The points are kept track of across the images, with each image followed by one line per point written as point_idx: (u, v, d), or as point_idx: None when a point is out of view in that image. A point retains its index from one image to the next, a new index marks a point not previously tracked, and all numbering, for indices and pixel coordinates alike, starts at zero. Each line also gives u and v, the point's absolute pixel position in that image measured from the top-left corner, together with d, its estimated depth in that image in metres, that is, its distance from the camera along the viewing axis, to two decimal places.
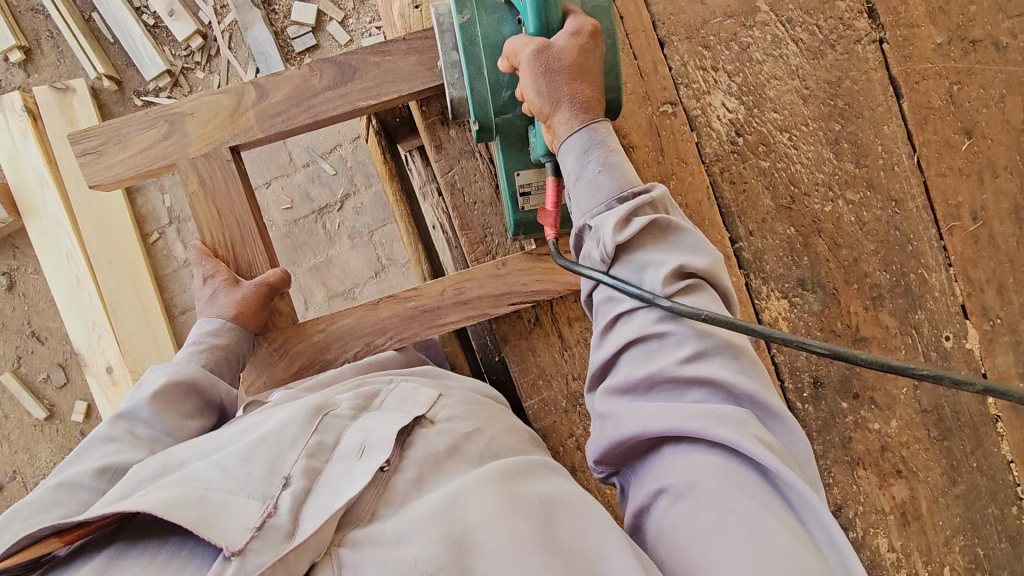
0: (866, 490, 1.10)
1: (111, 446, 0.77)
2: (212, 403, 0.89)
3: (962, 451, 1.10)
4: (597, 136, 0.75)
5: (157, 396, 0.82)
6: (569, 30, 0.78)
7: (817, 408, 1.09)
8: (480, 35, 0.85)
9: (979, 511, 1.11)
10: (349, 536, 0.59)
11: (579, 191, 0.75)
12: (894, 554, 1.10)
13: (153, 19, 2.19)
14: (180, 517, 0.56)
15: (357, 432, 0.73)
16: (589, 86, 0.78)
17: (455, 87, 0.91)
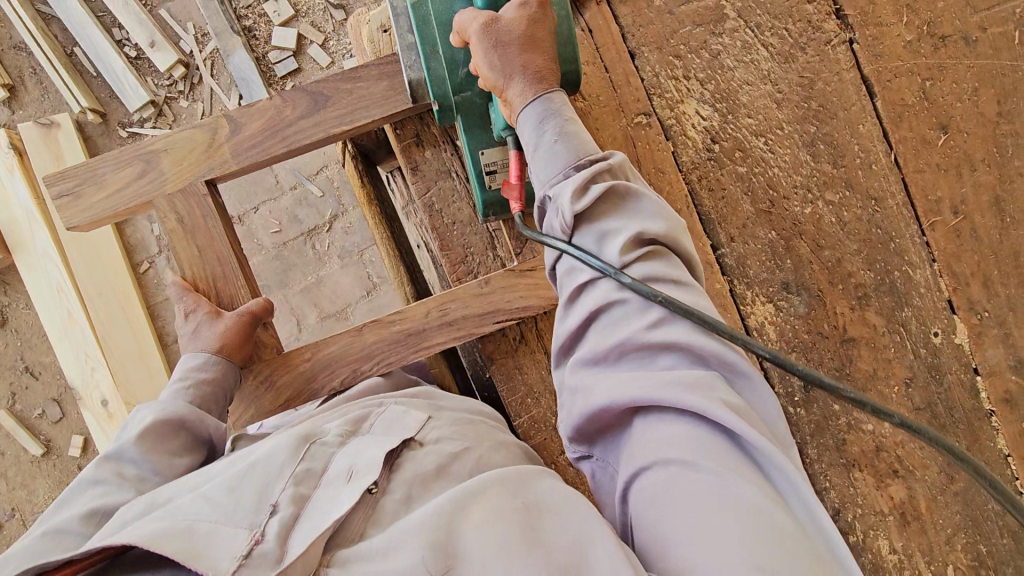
0: (864, 492, 1.09)
1: (100, 488, 0.75)
2: (200, 438, 0.87)
3: (957, 447, 1.09)
4: (552, 106, 0.76)
5: (144, 437, 0.81)
6: (517, 1, 0.78)
7: (809, 412, 1.09)
8: (432, 14, 0.85)
9: (979, 508, 1.10)
10: (338, 556, 0.59)
11: (537, 162, 0.75)
12: (896, 555, 1.09)
13: (135, 51, 2.21)
14: (168, 548, 0.56)
15: (346, 456, 0.73)
16: (541, 56, 0.78)
17: (413, 69, 0.93)
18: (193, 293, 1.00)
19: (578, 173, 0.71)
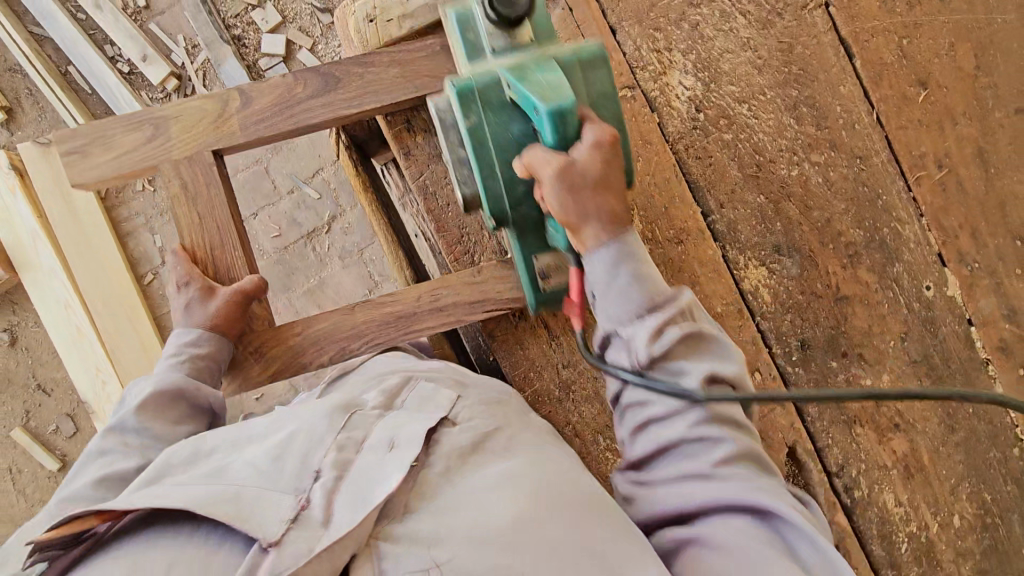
0: (866, 447, 1.11)
1: (107, 459, 0.80)
2: (202, 409, 0.91)
3: (956, 397, 1.11)
4: (628, 249, 0.75)
5: (144, 408, 0.85)
6: (590, 145, 0.74)
7: (808, 370, 1.09)
8: (490, 137, 0.81)
9: (981, 457, 1.11)
10: (387, 532, 0.61)
11: (607, 300, 0.76)
12: (902, 508, 1.11)
13: (127, 66, 2.23)
14: (220, 513, 0.59)
15: (384, 428, 0.73)
16: (613, 195, 0.76)
17: (465, 184, 0.89)
18: (186, 266, 1.01)
19: (654, 321, 0.73)
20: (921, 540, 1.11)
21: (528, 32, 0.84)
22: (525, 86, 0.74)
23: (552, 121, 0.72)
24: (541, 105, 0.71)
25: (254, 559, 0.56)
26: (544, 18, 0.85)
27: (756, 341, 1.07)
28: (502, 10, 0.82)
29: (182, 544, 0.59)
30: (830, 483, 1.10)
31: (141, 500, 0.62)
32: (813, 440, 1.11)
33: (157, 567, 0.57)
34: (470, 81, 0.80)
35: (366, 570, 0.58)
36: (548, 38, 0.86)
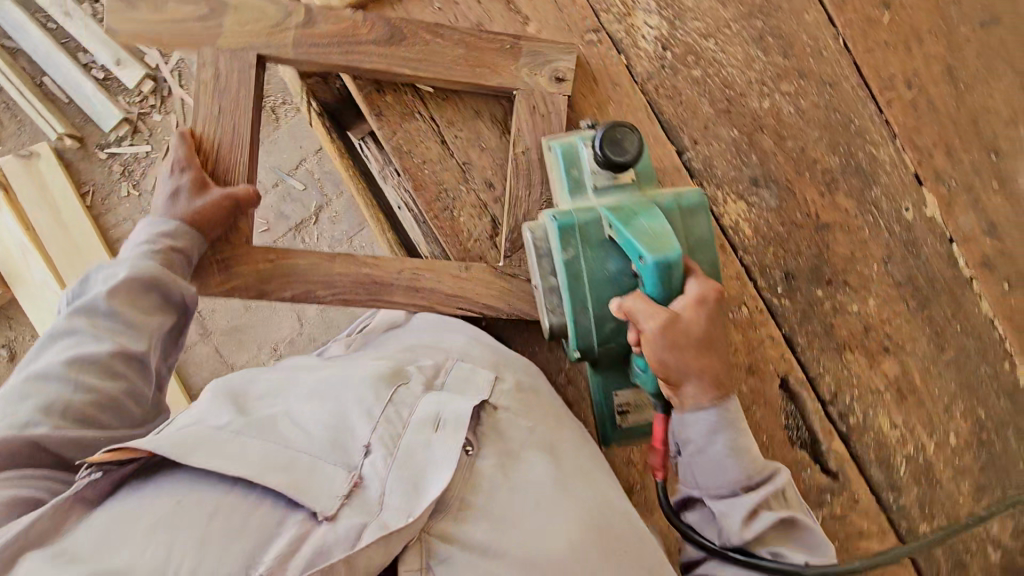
0: (858, 373, 1.11)
1: (74, 338, 0.81)
2: (174, 303, 0.90)
3: (943, 316, 1.11)
4: (727, 420, 0.82)
5: (113, 294, 0.84)
6: (693, 299, 0.80)
7: (794, 301, 1.10)
8: (585, 272, 0.86)
9: (973, 374, 1.12)
10: (435, 528, 0.67)
11: (699, 465, 0.83)
12: (897, 430, 1.11)
13: (103, 73, 2.23)
14: (277, 480, 0.64)
15: (430, 400, 0.77)
16: (711, 352, 0.82)
17: (553, 312, 0.92)
18: (184, 149, 0.99)
19: (750, 500, 0.81)
20: (918, 461, 1.12)
21: (631, 175, 0.90)
22: (633, 232, 0.80)
23: (658, 272, 0.78)
24: (649, 257, 0.78)
25: (307, 529, 0.62)
26: (647, 164, 0.91)
27: (740, 275, 1.09)
28: (610, 154, 0.84)
29: (228, 491, 0.64)
30: (824, 412, 1.11)
31: (200, 447, 0.65)
32: (804, 370, 1.11)
33: (211, 506, 0.62)
34: (570, 217, 0.86)
35: (415, 560, 0.64)
36: (648, 181, 0.92)
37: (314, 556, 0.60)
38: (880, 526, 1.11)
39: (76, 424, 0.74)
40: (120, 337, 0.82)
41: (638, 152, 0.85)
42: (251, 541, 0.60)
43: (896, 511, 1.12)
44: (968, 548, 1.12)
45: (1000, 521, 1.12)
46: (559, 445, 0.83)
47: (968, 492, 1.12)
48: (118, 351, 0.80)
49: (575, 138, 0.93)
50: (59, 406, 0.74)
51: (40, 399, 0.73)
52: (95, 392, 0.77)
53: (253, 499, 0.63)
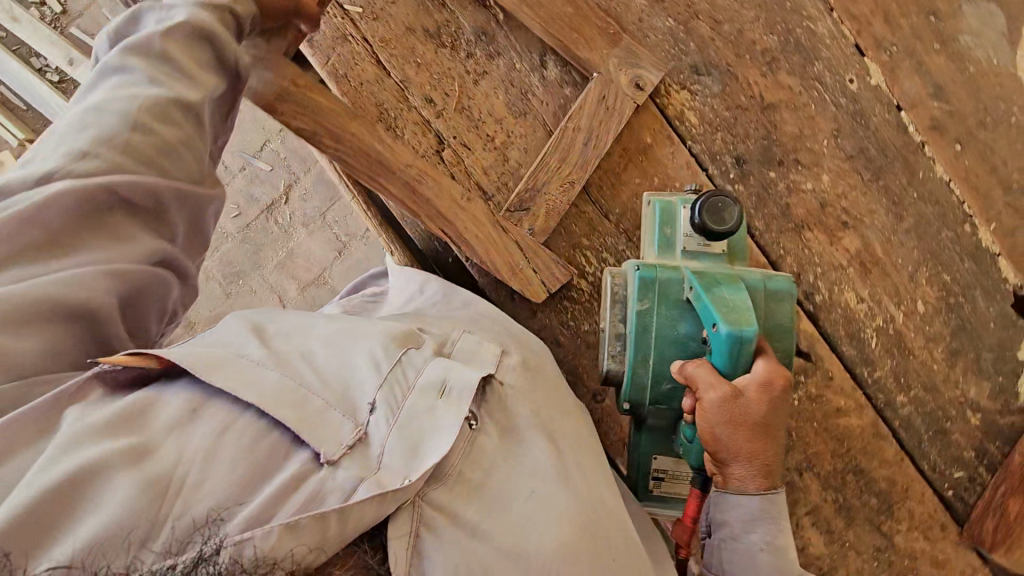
0: (819, 251, 1.10)
1: (129, 80, 0.68)
2: (228, 66, 0.76)
3: (899, 185, 1.11)
4: (768, 514, 0.78)
5: (165, 38, 0.70)
6: (759, 381, 0.77)
7: (748, 186, 1.10)
8: (654, 326, 0.88)
9: (934, 240, 1.12)
10: (429, 497, 0.61)
11: (733, 549, 0.79)
12: (865, 304, 1.11)
13: (57, 76, 2.14)
14: (283, 415, 0.59)
15: (438, 362, 0.70)
16: (772, 434, 0.77)
17: (614, 358, 0.94)
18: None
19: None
20: (889, 332, 1.12)
21: (722, 246, 0.93)
22: (712, 299, 0.81)
23: (728, 342, 0.77)
24: (723, 326, 0.77)
25: (307, 470, 0.57)
26: (741, 242, 0.94)
27: (690, 164, 1.08)
28: (708, 221, 0.87)
29: (238, 414, 0.58)
30: None
31: (223, 369, 0.61)
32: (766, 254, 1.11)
33: (219, 421, 0.57)
34: (654, 271, 0.90)
35: (405, 525, 0.58)
36: (738, 262, 0.94)
37: (309, 499, 0.55)
38: (857, 402, 1.11)
39: (106, 176, 0.64)
40: (174, 82, 0.70)
41: (737, 225, 0.87)
42: (251, 470, 0.55)
43: (873, 386, 1.12)
44: (947, 414, 1.13)
45: (976, 384, 1.12)
46: (559, 429, 0.76)
47: (942, 358, 1.12)
48: (174, 103, 0.69)
49: (674, 199, 0.97)
50: (116, 141, 0.65)
51: (96, 131, 0.65)
52: (147, 132, 0.67)
53: (257, 428, 0.58)
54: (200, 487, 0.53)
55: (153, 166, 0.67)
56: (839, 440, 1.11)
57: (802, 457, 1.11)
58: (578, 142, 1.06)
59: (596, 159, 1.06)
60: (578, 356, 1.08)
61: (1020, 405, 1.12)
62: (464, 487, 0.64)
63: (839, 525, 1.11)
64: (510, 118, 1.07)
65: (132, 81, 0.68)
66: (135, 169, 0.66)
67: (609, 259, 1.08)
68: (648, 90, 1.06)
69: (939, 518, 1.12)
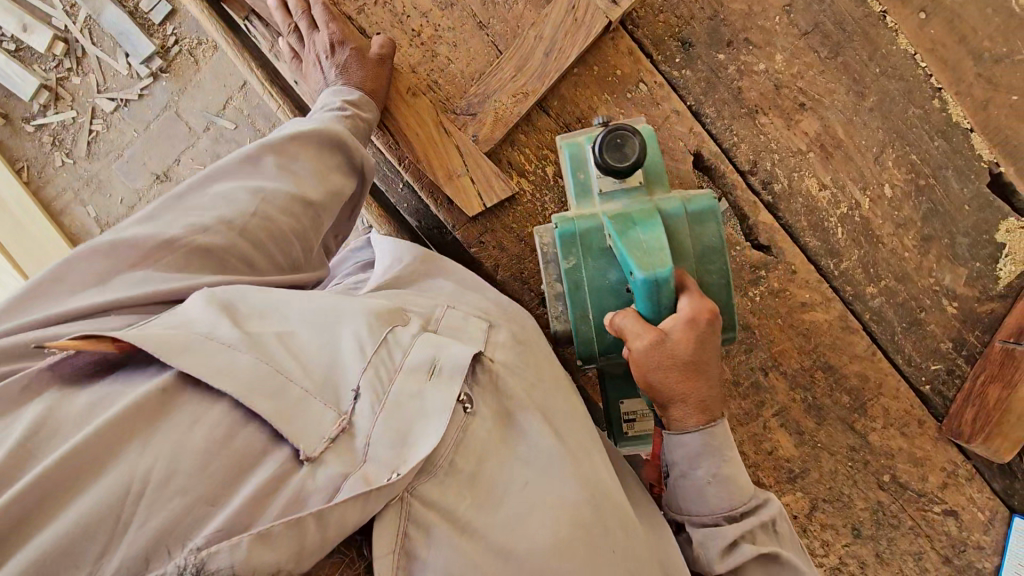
0: (775, 136, 1.04)
1: (262, 171, 0.81)
2: (352, 169, 0.91)
3: (859, 61, 1.03)
4: (711, 445, 0.74)
5: (307, 144, 0.85)
6: (684, 319, 0.73)
7: (695, 71, 1.03)
8: (586, 281, 0.83)
9: (901, 117, 1.04)
10: (419, 492, 0.58)
11: (684, 490, 0.76)
12: (828, 192, 1.04)
13: (14, 44, 2.07)
14: (261, 406, 0.54)
15: (426, 339, 0.65)
16: (705, 374, 0.75)
17: (559, 318, 0.90)
18: (336, 26, 0.98)
19: (731, 533, 0.70)
20: (855, 220, 1.05)
21: (640, 176, 0.82)
22: (625, 247, 0.74)
23: (644, 291, 0.73)
24: (637, 273, 0.72)
25: (287, 470, 0.53)
26: (656, 164, 0.84)
27: (632, 50, 1.02)
28: (609, 160, 0.76)
29: (211, 405, 0.54)
30: (745, 183, 1.05)
31: (190, 355, 0.55)
32: (717, 143, 1.04)
33: (188, 415, 0.52)
34: (572, 225, 0.82)
35: (392, 525, 0.55)
36: (658, 183, 0.84)
37: (288, 505, 0.51)
38: (823, 295, 1.05)
39: (220, 253, 0.73)
40: (306, 185, 0.83)
41: (643, 156, 0.75)
42: (220, 474, 0.51)
43: (840, 278, 1.06)
44: (921, 304, 1.05)
45: (952, 271, 1.04)
46: (554, 405, 0.71)
47: (914, 246, 1.04)
48: (297, 194, 0.81)
49: (582, 138, 0.86)
50: (237, 223, 0.75)
51: (222, 212, 0.75)
52: (266, 217, 0.77)
53: (228, 426, 0.53)
54: (166, 494, 0.49)
55: (263, 251, 0.77)
56: (805, 335, 1.06)
57: (767, 356, 1.06)
58: (538, 52, 0.99)
59: (556, 73, 0.99)
60: (526, 261, 1.04)
61: (1000, 291, 1.04)
62: (456, 481, 0.60)
63: (809, 425, 1.06)
64: (437, 10, 1.01)
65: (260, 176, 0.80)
66: (247, 249, 0.75)
67: (551, 154, 1.03)
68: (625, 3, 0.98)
69: (916, 414, 1.06)
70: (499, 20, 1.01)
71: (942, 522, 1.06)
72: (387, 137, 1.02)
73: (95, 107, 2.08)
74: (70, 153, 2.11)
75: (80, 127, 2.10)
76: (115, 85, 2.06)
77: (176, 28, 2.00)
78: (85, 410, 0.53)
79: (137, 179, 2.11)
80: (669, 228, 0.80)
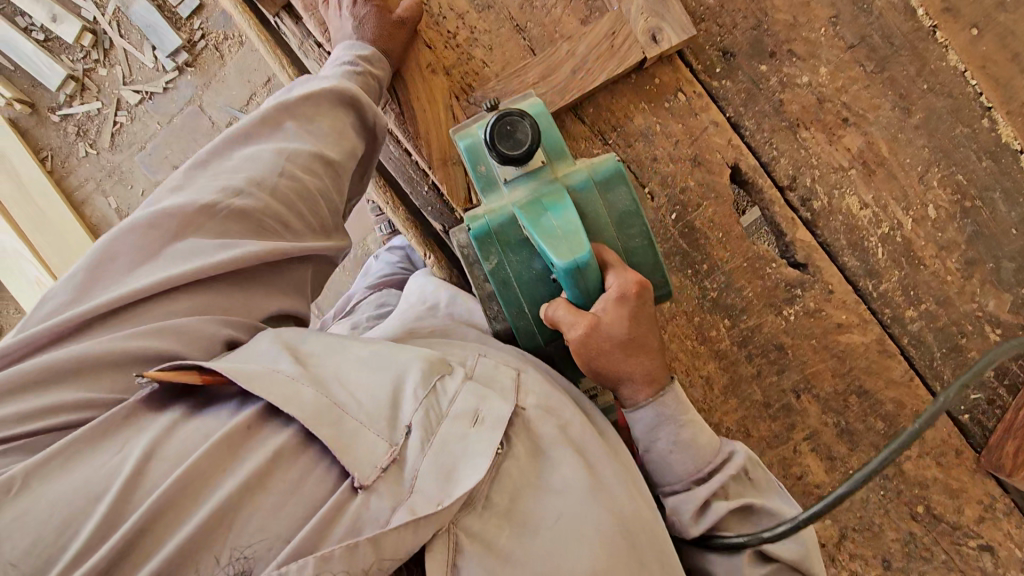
0: (816, 151, 1.01)
1: (281, 133, 0.85)
2: (367, 127, 0.93)
3: (907, 77, 0.99)
4: (665, 412, 0.77)
5: (315, 103, 0.87)
6: (613, 296, 0.74)
7: (735, 81, 1.00)
8: (513, 275, 0.82)
9: (947, 137, 1.00)
10: (463, 524, 0.62)
11: (652, 463, 0.80)
12: (869, 211, 1.01)
13: (42, 34, 2.11)
14: (323, 435, 0.60)
15: (472, 388, 0.69)
16: (645, 347, 0.76)
17: (495, 317, 0.89)
18: None
19: (701, 494, 0.75)
20: (896, 240, 1.01)
21: (541, 155, 0.81)
22: (543, 238, 0.74)
23: (570, 276, 0.73)
24: (558, 264, 0.72)
25: (344, 498, 0.59)
26: (554, 137, 0.82)
27: (672, 59, 0.99)
28: (505, 152, 0.77)
29: (285, 438, 0.61)
30: (783, 199, 1.02)
31: (264, 380, 0.63)
32: (755, 156, 1.01)
33: (266, 450, 0.60)
34: (484, 223, 0.80)
35: (441, 554, 0.60)
36: (560, 157, 0.83)
37: (348, 530, 0.57)
38: (860, 317, 1.01)
39: (263, 214, 0.79)
40: (321, 144, 0.86)
41: (536, 138, 0.77)
42: (296, 509, 0.58)
43: (878, 300, 1.02)
44: (963, 330, 1.01)
45: (995, 296, 1.00)
46: (590, 438, 0.73)
47: (957, 269, 1.00)
48: (317, 154, 0.85)
49: (474, 127, 0.83)
50: (265, 182, 0.80)
51: (252, 173, 0.80)
52: (294, 179, 0.82)
53: (302, 468, 0.60)
54: (249, 527, 0.56)
55: (294, 211, 0.83)
56: (840, 358, 1.02)
57: (800, 377, 1.02)
58: (566, 66, 0.97)
59: (578, 91, 0.97)
60: None
61: None
62: (495, 513, 0.64)
63: (842, 451, 1.02)
64: (473, 12, 1.00)
65: (280, 135, 0.85)
66: (278, 208, 0.81)
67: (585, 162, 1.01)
68: (665, 45, 0.95)
69: (953, 443, 1.02)
70: (536, 23, 0.99)
71: (977, 557, 1.01)
72: (397, 113, 1.01)
73: (120, 99, 2.10)
74: (94, 143, 2.12)
75: (104, 118, 2.11)
76: (141, 77, 2.08)
77: (203, 23, 2.02)
78: (179, 441, 0.60)
79: (158, 172, 2.11)
80: (583, 202, 0.80)
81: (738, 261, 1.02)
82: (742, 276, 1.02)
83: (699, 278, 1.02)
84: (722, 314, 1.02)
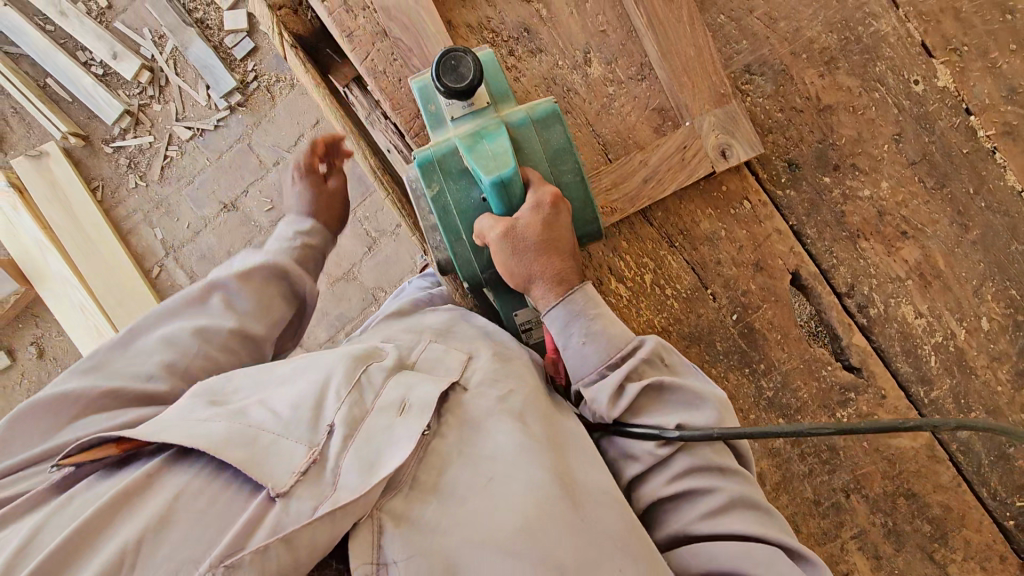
0: (875, 261, 1.04)
1: (208, 313, 0.90)
2: (297, 296, 0.99)
3: (965, 193, 1.03)
4: (574, 307, 0.81)
5: (246, 276, 0.93)
6: (530, 206, 0.82)
7: (799, 192, 1.05)
8: (452, 205, 0.88)
9: (1002, 252, 1.03)
10: (388, 508, 0.64)
11: (569, 360, 0.82)
12: (923, 319, 1.05)
13: (101, 69, 2.20)
14: (231, 454, 0.63)
15: (398, 381, 0.75)
16: (559, 255, 0.83)
17: (438, 249, 0.97)
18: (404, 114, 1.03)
19: (612, 378, 0.78)
20: (948, 349, 1.05)
21: (483, 98, 0.90)
22: (475, 157, 0.83)
23: (495, 190, 0.82)
24: (484, 178, 0.81)
25: (262, 509, 0.61)
26: (499, 87, 0.92)
27: (739, 168, 1.04)
28: (450, 84, 0.82)
29: (194, 476, 0.64)
30: (840, 305, 1.05)
31: (173, 429, 0.66)
32: (816, 263, 1.05)
33: (176, 484, 0.63)
34: (428, 153, 0.87)
35: (366, 539, 0.62)
36: (504, 102, 0.92)
37: (269, 534, 0.59)
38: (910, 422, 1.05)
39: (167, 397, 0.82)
40: (246, 323, 0.91)
41: (478, 73, 0.83)
42: (211, 525, 0.60)
43: (929, 406, 1.05)
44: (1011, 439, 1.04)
45: None
46: (529, 405, 0.79)
47: (1008, 380, 1.03)
48: (236, 332, 0.89)
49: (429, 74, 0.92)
50: (181, 368, 0.84)
51: (167, 358, 0.84)
52: (207, 357, 0.86)
53: (216, 492, 0.63)
54: (159, 555, 0.57)
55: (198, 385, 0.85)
56: (890, 461, 1.05)
57: (849, 478, 1.06)
58: (639, 175, 1.02)
59: (649, 199, 1.02)
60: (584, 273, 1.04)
61: None
62: (422, 490, 0.68)
63: (887, 551, 1.05)
64: None
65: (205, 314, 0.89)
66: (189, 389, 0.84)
67: (650, 262, 1.05)
68: (734, 161, 1.00)
69: (997, 548, 1.05)
70: (612, 129, 1.03)
71: None
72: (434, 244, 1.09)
73: (173, 134, 2.19)
74: (144, 175, 2.22)
75: (155, 152, 2.21)
76: (194, 114, 2.18)
77: (254, 64, 2.12)
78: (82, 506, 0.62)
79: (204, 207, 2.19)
80: (518, 137, 0.88)
81: (795, 362, 1.05)
82: (798, 376, 1.06)
83: (757, 376, 1.05)
84: (777, 413, 1.06)
